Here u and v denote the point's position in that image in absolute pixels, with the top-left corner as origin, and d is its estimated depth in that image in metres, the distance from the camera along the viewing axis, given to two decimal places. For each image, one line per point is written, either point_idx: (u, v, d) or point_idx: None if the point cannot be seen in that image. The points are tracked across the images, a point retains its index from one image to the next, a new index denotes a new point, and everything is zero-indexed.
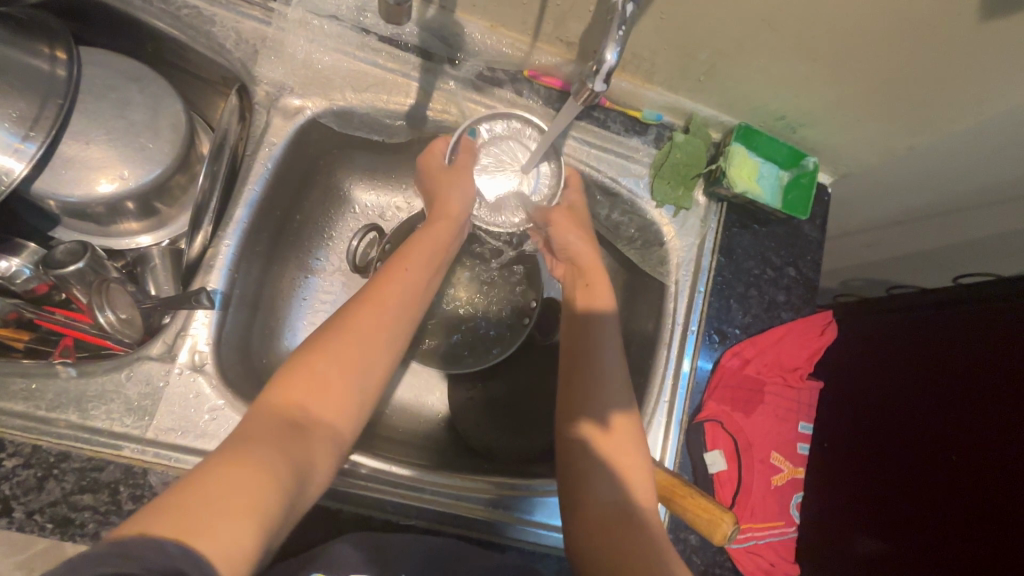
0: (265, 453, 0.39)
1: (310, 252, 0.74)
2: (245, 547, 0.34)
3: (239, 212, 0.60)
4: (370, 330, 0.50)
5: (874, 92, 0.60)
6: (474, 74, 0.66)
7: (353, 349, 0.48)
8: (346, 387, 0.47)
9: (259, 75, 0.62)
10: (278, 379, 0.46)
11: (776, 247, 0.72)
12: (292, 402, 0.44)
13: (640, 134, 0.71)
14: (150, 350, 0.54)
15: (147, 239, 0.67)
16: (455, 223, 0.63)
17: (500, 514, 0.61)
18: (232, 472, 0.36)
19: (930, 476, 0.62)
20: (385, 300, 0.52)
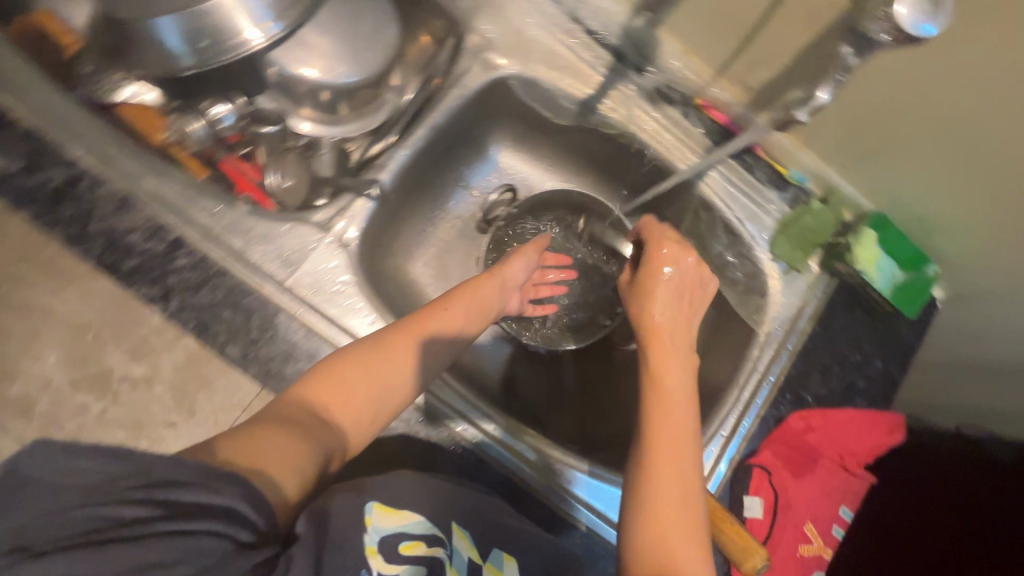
0: (294, 442, 0.44)
1: (446, 192, 0.82)
2: (281, 488, 0.41)
3: (419, 131, 0.68)
4: (401, 356, 0.53)
5: None
6: (653, 86, 0.72)
7: (382, 367, 0.52)
8: (365, 399, 0.50)
9: (476, 27, 0.70)
10: (314, 374, 0.51)
11: (873, 336, 0.74)
12: (318, 401, 0.48)
13: (780, 190, 0.75)
14: (312, 216, 0.61)
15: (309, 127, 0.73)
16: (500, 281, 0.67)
17: (544, 471, 0.65)
18: (265, 444, 0.42)
19: None
20: (422, 327, 0.56)
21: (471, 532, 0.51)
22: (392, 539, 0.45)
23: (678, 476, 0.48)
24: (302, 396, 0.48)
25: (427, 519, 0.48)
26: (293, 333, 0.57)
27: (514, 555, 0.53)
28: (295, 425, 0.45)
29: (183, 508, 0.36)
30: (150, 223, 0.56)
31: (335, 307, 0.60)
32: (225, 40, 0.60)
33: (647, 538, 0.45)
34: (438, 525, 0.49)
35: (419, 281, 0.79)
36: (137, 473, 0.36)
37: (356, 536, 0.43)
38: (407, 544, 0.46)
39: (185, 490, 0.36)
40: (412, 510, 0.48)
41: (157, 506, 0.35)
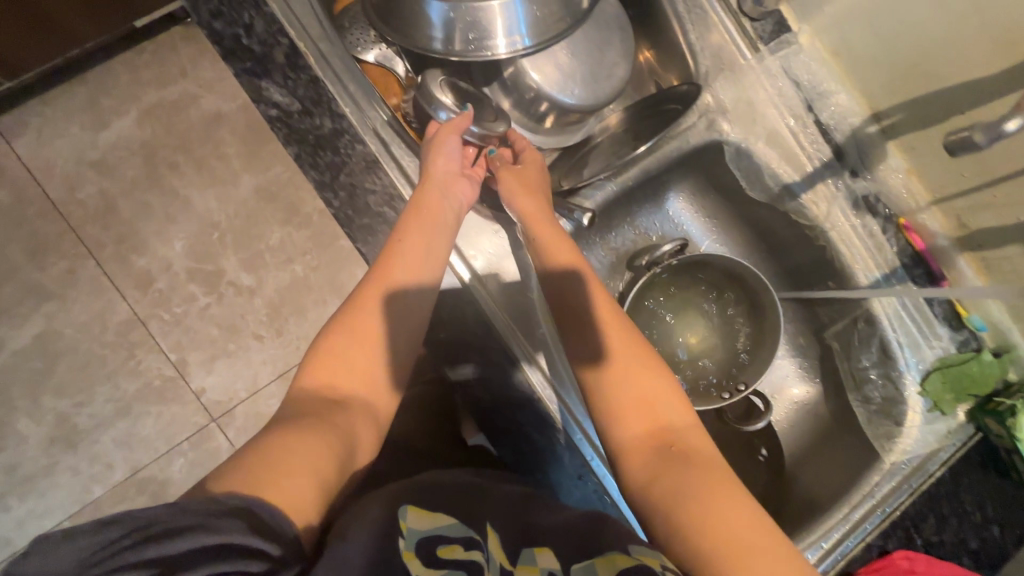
0: (309, 432, 0.47)
1: (612, 225, 0.84)
2: (308, 497, 0.43)
3: (634, 171, 0.74)
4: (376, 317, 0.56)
5: None
6: (862, 193, 0.72)
7: (366, 323, 0.56)
8: (368, 365, 0.55)
9: (713, 87, 0.72)
10: (307, 368, 0.54)
11: (999, 502, 0.72)
12: (319, 384, 0.52)
13: (952, 329, 0.74)
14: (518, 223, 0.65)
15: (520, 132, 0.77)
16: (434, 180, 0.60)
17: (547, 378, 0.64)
18: (284, 441, 0.45)
19: None
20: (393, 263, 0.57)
21: (502, 539, 0.48)
22: (429, 542, 0.42)
23: (635, 388, 0.56)
24: (309, 391, 0.52)
25: (459, 525, 0.47)
26: None
27: (547, 547, 0.47)
28: (301, 423, 0.48)
29: (190, 548, 0.35)
30: (387, 190, 0.60)
31: None
32: (478, 39, 0.64)
33: (649, 477, 0.51)
34: (469, 529, 0.47)
35: None
36: (138, 529, 0.35)
37: (391, 538, 0.41)
38: (444, 547, 0.42)
39: (184, 535, 0.35)
40: (447, 517, 0.46)
41: (166, 552, 0.35)
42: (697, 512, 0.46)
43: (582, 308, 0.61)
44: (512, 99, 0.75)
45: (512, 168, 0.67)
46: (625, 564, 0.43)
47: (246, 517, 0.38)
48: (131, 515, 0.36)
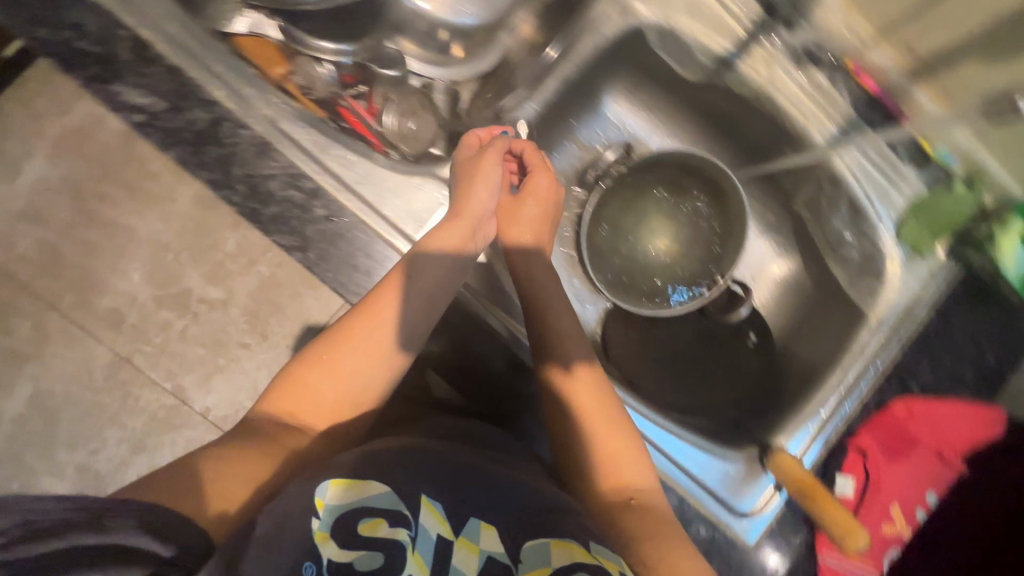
0: (248, 461, 0.46)
1: (553, 145, 0.79)
2: (230, 501, 0.42)
3: (553, 83, 0.72)
4: (350, 352, 0.53)
5: None
6: (802, 45, 0.67)
7: (329, 348, 0.53)
8: (325, 395, 0.52)
9: None
10: (270, 397, 0.53)
11: (993, 332, 0.71)
12: (288, 409, 0.51)
13: (919, 167, 0.70)
14: (442, 171, 0.61)
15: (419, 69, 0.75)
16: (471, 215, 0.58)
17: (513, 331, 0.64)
18: (234, 460, 0.45)
19: None
20: (363, 322, 0.53)
21: (442, 504, 0.46)
22: (347, 515, 0.42)
23: (641, 471, 0.56)
24: (266, 412, 0.51)
25: (389, 491, 0.45)
26: None
27: (492, 523, 0.45)
28: (257, 447, 0.48)
29: (71, 546, 0.34)
30: (288, 170, 0.55)
31: None
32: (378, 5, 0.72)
33: (630, 521, 0.52)
34: (401, 501, 0.44)
35: None
36: (16, 526, 0.34)
37: (302, 517, 0.41)
38: (367, 522, 0.42)
39: (72, 532, 0.34)
40: (373, 483, 0.45)
41: (47, 551, 0.34)
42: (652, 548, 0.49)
43: (557, 325, 0.61)
44: (412, 39, 0.76)
45: (492, 169, 0.60)
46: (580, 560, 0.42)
47: (137, 514, 0.37)
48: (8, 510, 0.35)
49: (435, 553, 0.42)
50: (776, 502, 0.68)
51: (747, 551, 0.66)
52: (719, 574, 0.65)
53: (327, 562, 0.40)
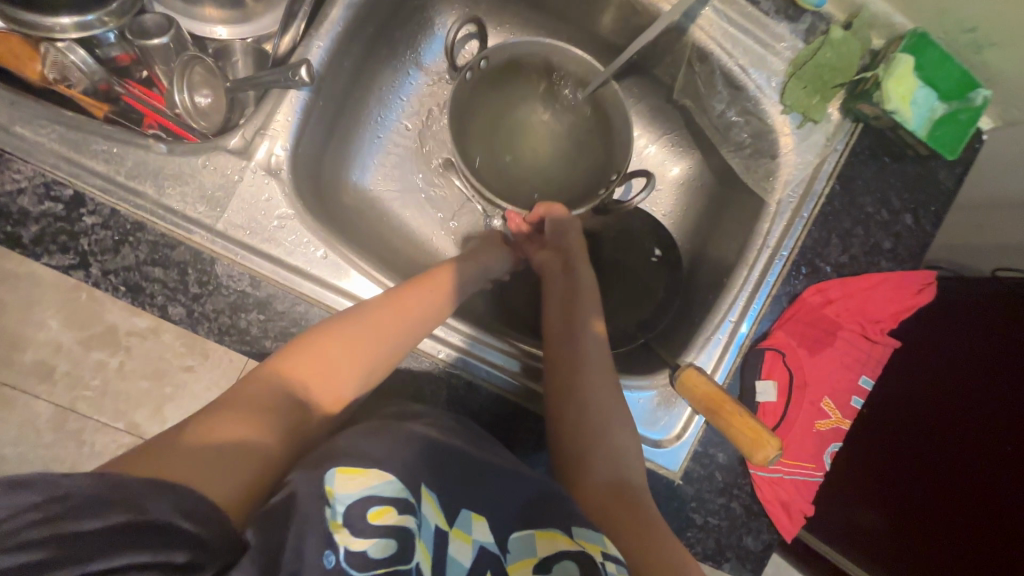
0: (238, 423, 0.41)
1: (393, 86, 0.70)
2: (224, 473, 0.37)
3: (337, 12, 0.54)
4: (379, 328, 0.50)
5: None
6: None
7: (372, 325, 0.50)
8: (346, 371, 0.48)
9: None
10: (280, 354, 0.48)
11: (901, 188, 0.64)
12: (289, 376, 0.46)
13: (791, 21, 0.61)
14: (227, 142, 0.52)
15: (224, 32, 0.62)
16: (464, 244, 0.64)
17: (460, 351, 0.59)
18: (223, 424, 0.40)
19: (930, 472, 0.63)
20: (393, 305, 0.52)
21: (438, 493, 0.45)
22: (359, 505, 0.39)
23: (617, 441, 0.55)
24: (278, 372, 0.46)
25: (396, 482, 0.42)
26: (237, 282, 0.51)
27: (484, 513, 0.46)
28: (246, 403, 0.43)
29: (111, 532, 0.31)
30: (36, 180, 0.48)
31: (279, 246, 0.53)
32: None
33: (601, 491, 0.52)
34: (408, 491, 0.42)
35: (383, 195, 0.71)
36: (52, 501, 0.31)
37: (317, 509, 0.37)
38: (375, 512, 0.39)
39: (97, 514, 0.31)
40: (378, 471, 0.42)
41: (72, 533, 0.31)
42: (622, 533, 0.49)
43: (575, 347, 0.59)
44: None
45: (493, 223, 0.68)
46: (566, 547, 0.44)
47: (168, 500, 0.33)
48: (105, 509, 0.31)
49: (436, 543, 0.42)
50: (697, 422, 0.63)
51: (673, 480, 0.61)
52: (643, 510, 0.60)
53: (344, 553, 0.36)
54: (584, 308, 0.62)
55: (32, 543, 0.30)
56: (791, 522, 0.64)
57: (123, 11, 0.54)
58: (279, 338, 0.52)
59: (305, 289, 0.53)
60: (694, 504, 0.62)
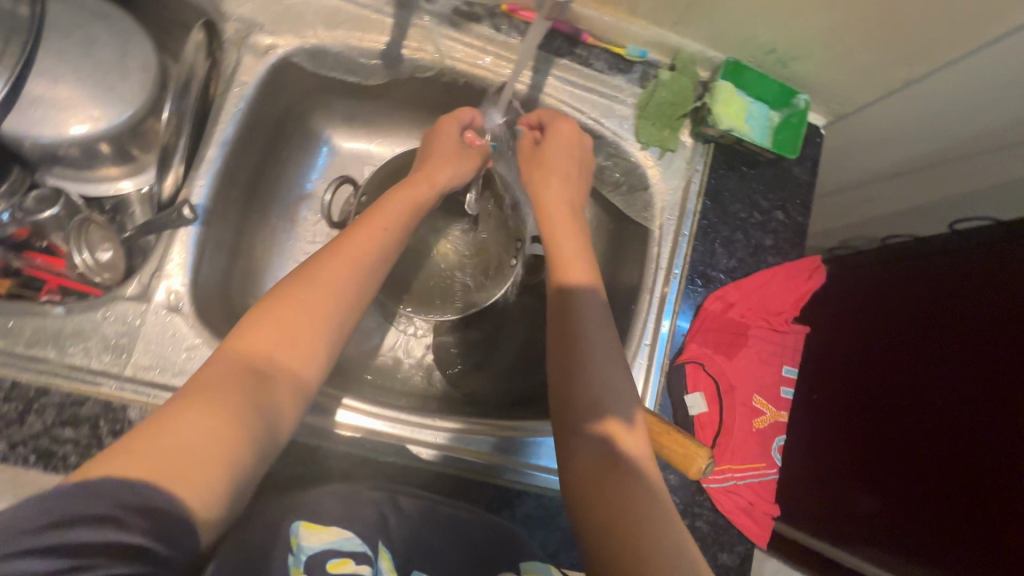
0: (221, 395, 0.37)
1: (288, 201, 0.74)
2: (218, 477, 0.34)
3: (212, 151, 0.58)
4: (338, 283, 0.45)
5: (852, 30, 0.58)
6: (450, 9, 0.63)
7: (317, 299, 0.44)
8: (313, 338, 0.43)
9: (228, 12, 0.60)
10: (242, 328, 0.42)
11: (764, 190, 0.71)
12: (252, 349, 0.41)
13: (625, 73, 0.68)
14: (125, 291, 0.54)
15: (128, 184, 0.67)
16: (436, 185, 0.58)
17: (437, 448, 0.60)
18: (165, 428, 0.34)
19: (918, 431, 0.58)
20: (355, 253, 0.47)
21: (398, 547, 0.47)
22: (321, 556, 0.42)
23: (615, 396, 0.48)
24: (242, 348, 0.41)
25: (355, 537, 0.44)
26: None
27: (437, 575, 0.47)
28: (210, 387, 0.37)
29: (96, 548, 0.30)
30: None
31: (190, 377, 0.54)
32: None
33: (591, 484, 0.43)
34: (364, 545, 0.45)
35: None
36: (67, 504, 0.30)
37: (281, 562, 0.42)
38: (335, 563, 0.42)
39: (94, 522, 0.30)
40: (340, 527, 0.45)
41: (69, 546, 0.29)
42: (611, 512, 0.41)
43: (575, 308, 0.52)
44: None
45: (454, 149, 0.62)
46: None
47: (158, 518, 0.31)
48: (103, 515, 0.30)
49: None
50: None
51: None
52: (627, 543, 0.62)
53: None
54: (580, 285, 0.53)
55: (31, 549, 0.28)
56: (758, 526, 0.64)
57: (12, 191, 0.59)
58: None
59: None
60: None
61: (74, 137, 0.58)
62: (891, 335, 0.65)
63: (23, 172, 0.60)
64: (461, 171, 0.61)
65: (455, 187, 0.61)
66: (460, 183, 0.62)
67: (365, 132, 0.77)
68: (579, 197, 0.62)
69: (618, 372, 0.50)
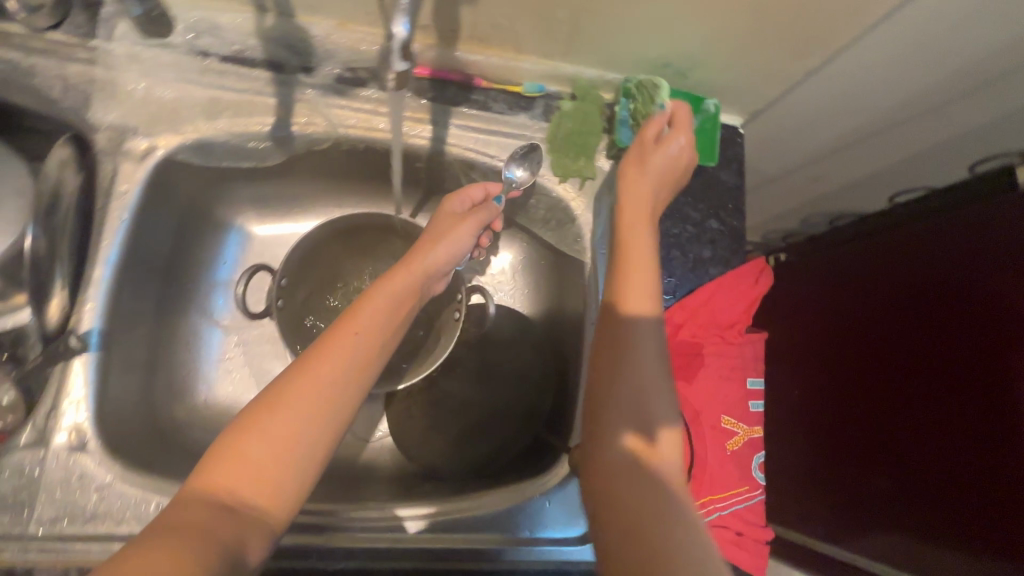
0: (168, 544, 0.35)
1: (203, 302, 0.70)
2: None
3: (99, 271, 0.54)
4: (315, 398, 0.42)
5: (741, 33, 0.56)
6: (333, 78, 0.61)
7: (295, 422, 0.41)
8: (284, 469, 0.40)
9: (97, 121, 0.56)
10: (205, 460, 0.40)
11: (693, 201, 0.68)
12: (217, 488, 0.39)
13: (526, 110, 0.66)
14: (19, 440, 0.50)
15: None
16: (422, 270, 0.54)
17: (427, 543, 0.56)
18: None
19: (902, 408, 0.65)
20: (326, 363, 0.44)
21: None
22: None
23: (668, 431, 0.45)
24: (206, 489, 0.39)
25: None
26: None
27: None
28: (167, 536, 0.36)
29: None
30: None
31: (104, 521, 0.49)
32: None
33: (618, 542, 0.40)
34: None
35: (235, 400, 0.69)
36: None
37: None
38: None
39: None
40: None
41: None
42: None
43: (620, 334, 0.49)
44: None
45: (462, 216, 0.59)
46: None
47: None
48: None
49: None
50: None
51: None
52: None
53: None
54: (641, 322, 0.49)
55: None
56: (751, 555, 0.61)
57: None
58: None
59: None
60: None
61: None
62: (872, 321, 0.72)
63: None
64: (469, 238, 0.58)
65: (453, 264, 0.57)
66: (456, 258, 0.58)
67: (276, 215, 0.73)
68: (658, 206, 0.57)
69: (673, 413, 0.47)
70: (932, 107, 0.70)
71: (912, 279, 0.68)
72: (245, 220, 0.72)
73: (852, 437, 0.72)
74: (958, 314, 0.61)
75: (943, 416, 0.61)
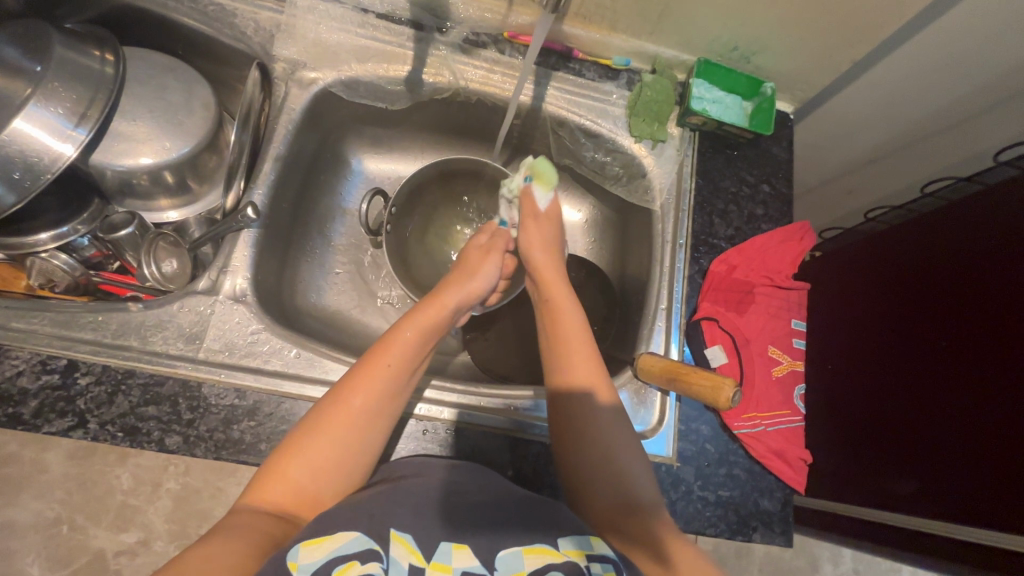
0: (245, 535, 0.40)
1: (327, 221, 0.83)
2: None
3: (267, 166, 0.69)
4: (355, 410, 0.49)
5: (800, 22, 0.68)
6: (461, 39, 0.75)
7: (340, 431, 0.48)
8: (329, 469, 0.47)
9: (276, 54, 0.71)
10: (262, 472, 0.46)
11: (749, 168, 0.80)
12: (270, 496, 0.45)
13: (613, 80, 0.79)
14: (197, 286, 0.61)
15: (175, 214, 0.74)
16: (446, 306, 0.62)
17: (520, 418, 0.66)
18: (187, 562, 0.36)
19: (954, 409, 0.69)
20: (363, 384, 0.51)
21: (412, 534, 0.44)
22: (327, 566, 0.39)
23: (602, 420, 0.57)
24: (265, 492, 0.45)
25: (361, 535, 0.42)
26: (225, 398, 0.57)
27: (464, 541, 0.45)
28: (236, 530, 0.41)
29: None
30: (33, 359, 0.55)
31: (257, 357, 0.60)
32: (42, 158, 0.58)
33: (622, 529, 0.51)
34: (372, 540, 0.42)
35: (341, 307, 0.80)
36: None
37: None
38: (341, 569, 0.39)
39: None
40: (342, 532, 0.42)
41: None
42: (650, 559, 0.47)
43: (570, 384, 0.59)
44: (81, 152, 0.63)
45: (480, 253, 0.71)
46: (554, 562, 0.43)
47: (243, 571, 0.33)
48: None
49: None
50: (671, 404, 0.68)
51: (672, 464, 0.66)
52: (680, 498, 0.65)
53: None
54: (566, 342, 0.61)
55: None
56: (794, 470, 0.67)
57: (93, 217, 0.69)
58: (272, 438, 0.56)
59: (287, 388, 0.58)
60: (699, 482, 0.66)
61: (144, 166, 0.66)
62: (922, 328, 0.76)
63: (102, 204, 0.70)
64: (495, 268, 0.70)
65: (467, 301, 0.66)
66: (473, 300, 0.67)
67: (392, 157, 0.88)
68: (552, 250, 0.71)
69: (618, 426, 0.57)
70: (965, 112, 0.80)
71: (960, 287, 0.73)
72: (367, 160, 0.87)
73: (899, 441, 0.75)
74: (1002, 313, 0.66)
75: (995, 415, 0.64)
